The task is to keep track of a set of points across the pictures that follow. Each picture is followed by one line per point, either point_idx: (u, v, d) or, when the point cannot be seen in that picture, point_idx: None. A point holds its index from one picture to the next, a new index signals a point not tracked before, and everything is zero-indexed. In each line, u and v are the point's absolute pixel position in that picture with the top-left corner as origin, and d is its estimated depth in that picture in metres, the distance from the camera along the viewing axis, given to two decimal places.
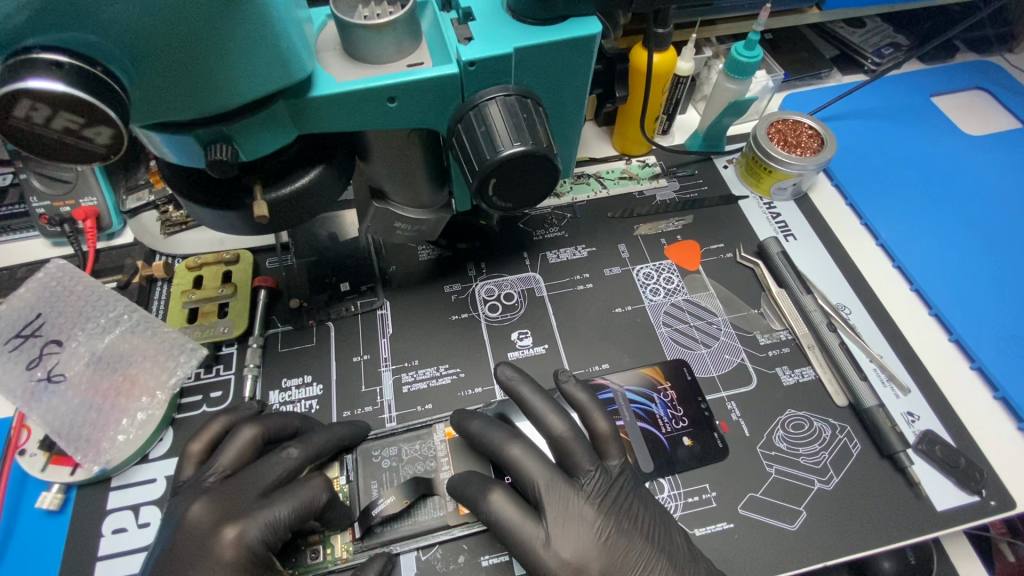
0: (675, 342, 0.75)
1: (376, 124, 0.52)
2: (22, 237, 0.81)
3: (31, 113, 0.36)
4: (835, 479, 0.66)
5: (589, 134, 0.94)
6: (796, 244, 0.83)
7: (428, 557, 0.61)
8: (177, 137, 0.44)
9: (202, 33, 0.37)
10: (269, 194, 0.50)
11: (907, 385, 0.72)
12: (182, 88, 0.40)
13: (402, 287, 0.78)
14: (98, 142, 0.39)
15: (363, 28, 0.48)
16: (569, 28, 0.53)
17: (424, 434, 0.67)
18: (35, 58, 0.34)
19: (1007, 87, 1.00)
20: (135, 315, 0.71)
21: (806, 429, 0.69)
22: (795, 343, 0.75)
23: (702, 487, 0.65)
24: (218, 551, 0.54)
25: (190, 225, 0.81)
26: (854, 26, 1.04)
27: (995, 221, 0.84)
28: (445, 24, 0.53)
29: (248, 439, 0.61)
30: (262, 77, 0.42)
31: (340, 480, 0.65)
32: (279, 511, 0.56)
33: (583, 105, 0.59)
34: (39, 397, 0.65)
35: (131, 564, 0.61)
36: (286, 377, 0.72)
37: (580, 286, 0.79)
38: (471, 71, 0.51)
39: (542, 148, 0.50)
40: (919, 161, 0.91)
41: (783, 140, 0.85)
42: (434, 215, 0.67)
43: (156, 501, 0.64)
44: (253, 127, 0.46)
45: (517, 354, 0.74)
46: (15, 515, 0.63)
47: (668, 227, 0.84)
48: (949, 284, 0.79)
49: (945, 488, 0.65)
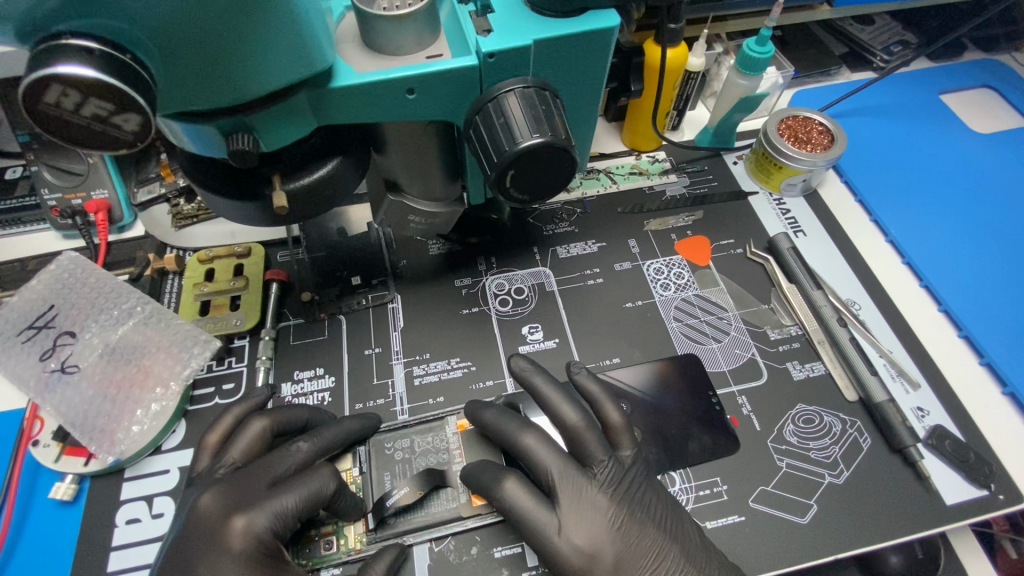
0: (684, 337, 0.75)
1: (394, 116, 0.52)
2: (32, 230, 0.81)
3: (61, 99, 0.36)
4: (845, 472, 0.66)
5: (598, 129, 0.94)
6: (805, 239, 0.83)
7: (441, 549, 0.61)
8: (198, 127, 0.44)
9: (230, 24, 0.38)
10: (287, 185, 0.50)
11: (916, 380, 0.72)
12: (206, 77, 0.40)
13: (412, 281, 0.79)
14: (126, 130, 0.39)
15: (383, 19, 0.49)
16: (586, 20, 0.53)
17: (437, 426, 0.68)
18: (66, 44, 0.35)
19: (1014, 84, 1.00)
20: (147, 307, 0.71)
21: (816, 424, 0.69)
22: (805, 338, 0.75)
23: (713, 480, 0.65)
24: (228, 540, 0.54)
25: (201, 218, 0.81)
26: (862, 24, 1.05)
27: (1003, 218, 0.85)
28: (463, 15, 0.53)
29: (258, 431, 0.61)
30: (285, 66, 0.43)
31: (353, 472, 0.65)
32: (288, 501, 0.56)
33: (598, 98, 0.59)
34: (53, 388, 0.66)
35: (144, 554, 0.61)
36: (298, 369, 0.72)
37: (590, 281, 0.79)
38: (490, 63, 0.51)
39: (561, 140, 0.50)
40: (928, 159, 0.91)
41: (793, 136, 0.85)
42: (448, 208, 0.67)
43: (169, 492, 0.64)
44: (274, 117, 0.46)
45: (528, 347, 0.74)
46: (28, 504, 0.64)
47: (678, 222, 0.84)
48: (958, 279, 0.79)
49: (954, 482, 0.66)
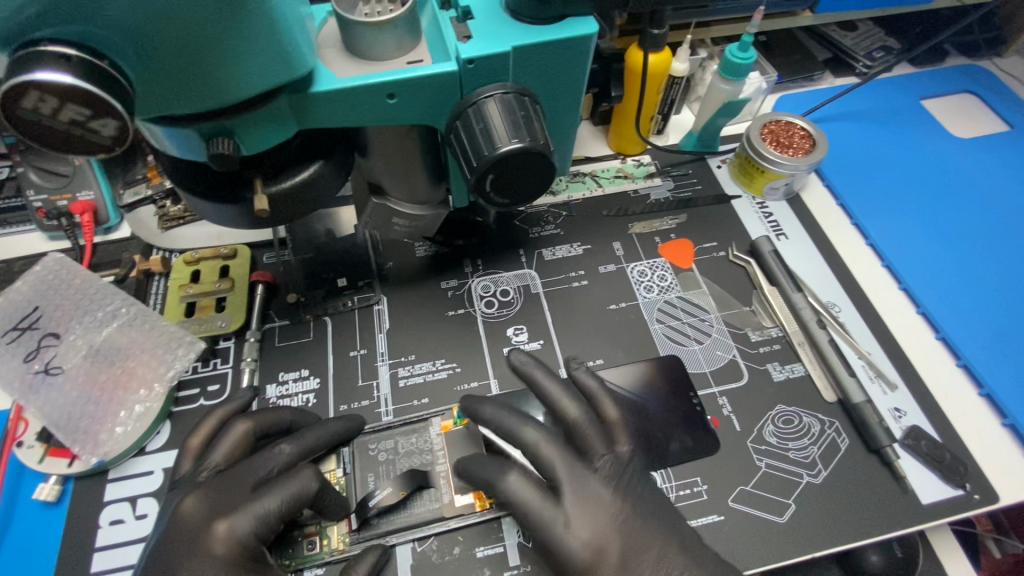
0: (667, 339, 0.76)
1: (375, 120, 0.53)
2: (18, 231, 0.81)
3: (39, 104, 0.37)
4: (823, 472, 0.67)
5: (584, 133, 0.95)
6: (788, 243, 0.85)
7: (424, 549, 0.61)
8: (178, 131, 0.44)
9: (209, 32, 0.38)
10: (269, 188, 0.51)
11: (894, 381, 0.73)
12: (186, 82, 0.40)
13: (397, 283, 0.79)
14: (104, 134, 0.39)
15: (364, 25, 0.49)
16: (565, 28, 0.54)
17: (420, 428, 0.68)
18: (43, 51, 0.35)
19: (996, 90, 1.01)
20: (132, 309, 0.71)
21: (796, 424, 0.70)
22: (786, 340, 0.76)
23: (693, 480, 0.66)
24: (209, 544, 0.55)
25: (187, 219, 0.82)
26: (846, 30, 1.06)
27: (982, 222, 0.86)
28: (444, 22, 0.54)
29: (240, 434, 0.62)
30: (264, 73, 0.43)
31: (337, 472, 0.66)
32: (269, 503, 0.57)
33: (579, 104, 0.60)
34: (37, 389, 0.66)
35: (128, 555, 0.61)
36: (283, 370, 0.72)
37: (575, 283, 0.80)
38: (470, 69, 0.51)
39: (539, 145, 0.51)
40: (910, 163, 0.92)
41: (775, 141, 0.86)
42: (433, 211, 0.67)
43: (153, 493, 0.65)
44: (254, 121, 0.46)
45: (512, 348, 0.75)
46: (12, 505, 0.64)
47: (662, 225, 0.85)
48: (936, 282, 0.81)
49: (930, 481, 0.67)
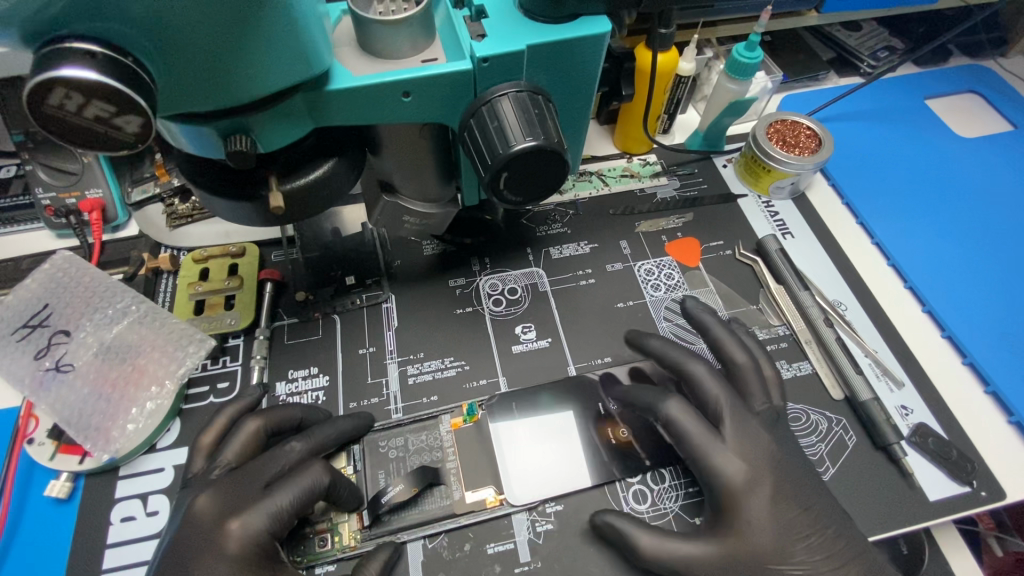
0: (674, 337, 0.77)
1: (389, 118, 0.53)
2: (25, 229, 0.81)
3: (65, 101, 0.37)
4: (830, 469, 0.67)
5: (591, 132, 0.95)
6: (794, 241, 0.85)
7: (435, 545, 0.62)
8: (196, 128, 0.45)
9: (230, 29, 0.39)
10: (283, 186, 0.51)
11: (901, 378, 0.74)
12: (206, 80, 0.41)
13: (405, 281, 0.79)
14: (127, 131, 0.40)
15: (379, 24, 0.50)
16: (578, 27, 0.54)
17: (430, 425, 0.68)
18: (68, 47, 0.35)
19: (998, 89, 1.02)
20: (141, 307, 0.72)
21: (803, 422, 0.70)
22: (793, 338, 0.76)
23: None
24: (223, 543, 0.55)
25: (196, 217, 0.82)
26: (850, 30, 1.06)
27: (986, 220, 0.87)
28: (458, 21, 0.54)
29: (251, 431, 0.62)
30: (283, 70, 0.43)
31: (347, 470, 0.66)
32: (282, 500, 0.57)
33: (590, 103, 0.61)
34: (47, 386, 0.66)
35: (140, 552, 0.62)
36: (292, 368, 0.73)
37: (583, 281, 0.80)
38: (484, 67, 0.52)
39: (553, 143, 0.51)
40: (914, 163, 0.93)
41: (781, 140, 0.86)
42: (442, 210, 0.67)
43: (164, 490, 0.65)
44: (271, 118, 0.46)
45: (521, 347, 0.75)
46: (22, 502, 0.64)
47: (669, 224, 0.86)
48: (942, 281, 0.81)
49: (937, 478, 0.67)
